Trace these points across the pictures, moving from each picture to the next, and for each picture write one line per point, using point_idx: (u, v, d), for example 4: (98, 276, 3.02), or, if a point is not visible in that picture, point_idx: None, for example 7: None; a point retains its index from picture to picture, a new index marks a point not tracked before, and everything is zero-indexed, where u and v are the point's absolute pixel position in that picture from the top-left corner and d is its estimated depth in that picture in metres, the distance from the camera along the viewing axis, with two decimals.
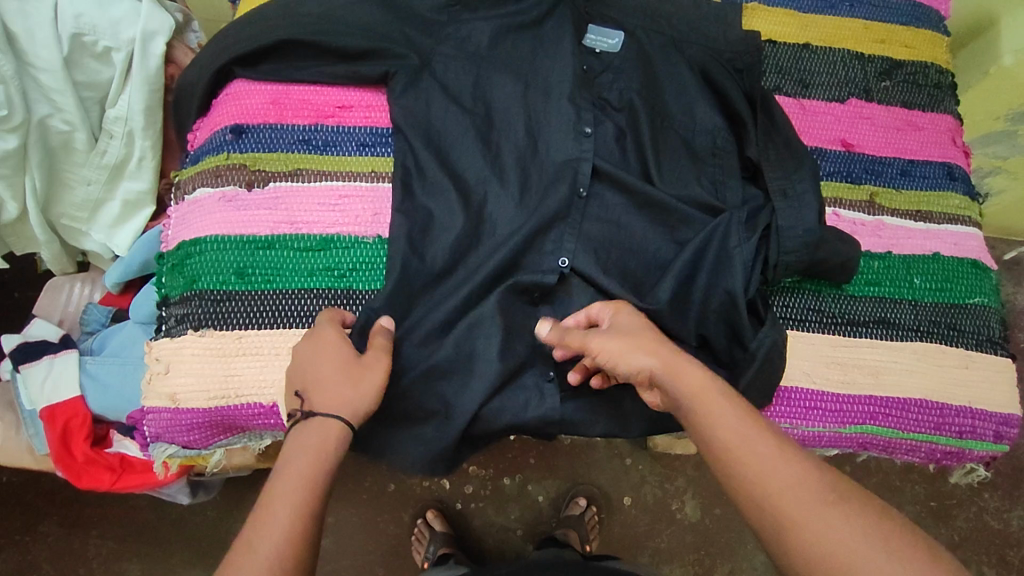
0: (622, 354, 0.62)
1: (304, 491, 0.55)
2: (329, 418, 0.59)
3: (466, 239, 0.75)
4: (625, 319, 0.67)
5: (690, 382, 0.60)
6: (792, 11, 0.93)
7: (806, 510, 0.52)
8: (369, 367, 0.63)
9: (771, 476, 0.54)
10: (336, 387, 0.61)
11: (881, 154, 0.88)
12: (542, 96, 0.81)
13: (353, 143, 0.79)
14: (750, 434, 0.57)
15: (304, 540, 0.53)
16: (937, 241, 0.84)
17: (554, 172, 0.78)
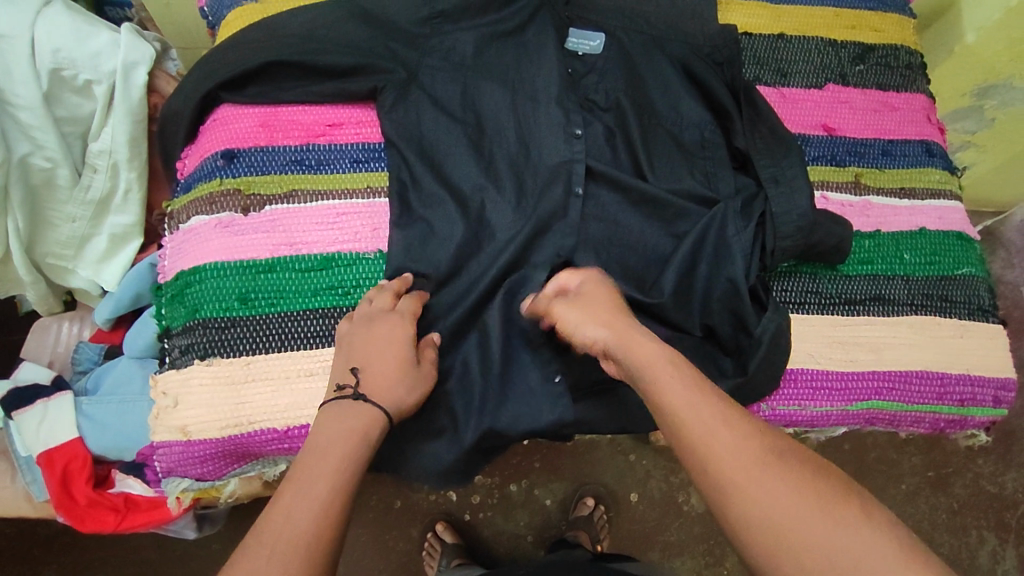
0: (578, 323, 0.65)
1: (340, 478, 0.54)
2: (380, 411, 0.61)
3: (467, 247, 0.75)
4: (593, 287, 0.68)
5: (638, 350, 0.61)
6: (764, 4, 0.96)
7: (748, 476, 0.50)
8: (421, 379, 0.66)
9: (715, 445, 0.52)
10: (404, 386, 0.64)
11: (862, 136, 0.90)
12: (530, 102, 0.83)
13: (346, 160, 0.78)
14: (694, 401, 0.55)
15: (336, 526, 0.52)
16: (923, 217, 0.87)
17: (549, 175, 0.79)
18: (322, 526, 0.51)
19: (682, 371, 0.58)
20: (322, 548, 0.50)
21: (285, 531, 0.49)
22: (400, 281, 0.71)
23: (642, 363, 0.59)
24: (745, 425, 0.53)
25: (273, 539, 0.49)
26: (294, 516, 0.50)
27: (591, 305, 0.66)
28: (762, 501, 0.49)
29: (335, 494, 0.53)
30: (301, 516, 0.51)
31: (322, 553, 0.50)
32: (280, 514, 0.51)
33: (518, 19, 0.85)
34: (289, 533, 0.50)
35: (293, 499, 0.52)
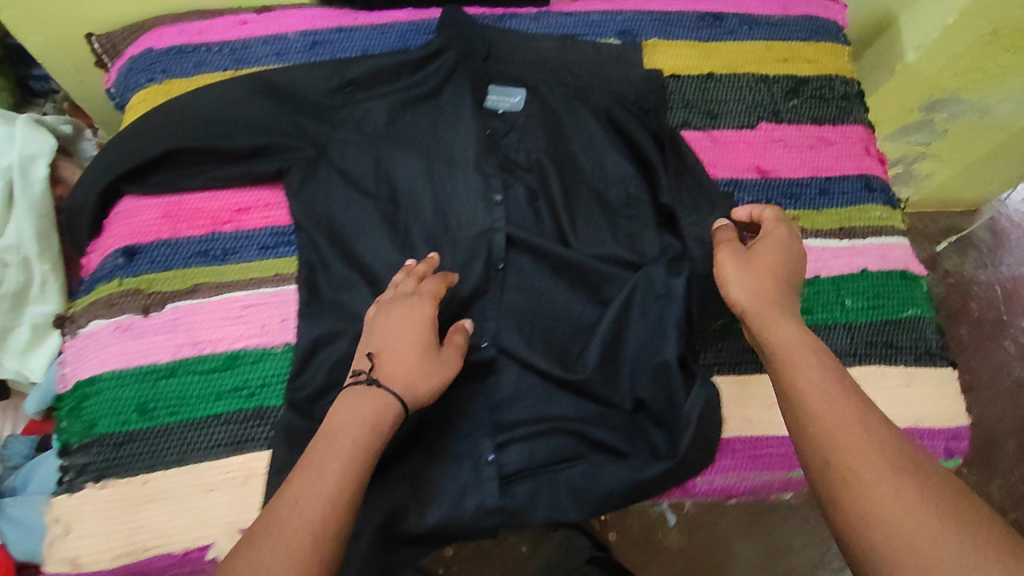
0: (732, 276, 0.66)
1: (349, 474, 0.54)
2: (393, 396, 0.58)
3: None
4: (766, 250, 0.68)
5: (778, 326, 0.62)
6: (693, 43, 0.92)
7: (872, 472, 0.50)
8: (445, 362, 0.63)
9: (841, 436, 0.53)
10: (420, 370, 0.61)
11: (798, 175, 0.87)
12: (447, 169, 0.80)
13: (253, 247, 0.75)
14: (828, 389, 0.56)
15: (340, 526, 0.52)
16: (864, 257, 0.84)
17: (468, 249, 0.76)
18: (329, 524, 0.52)
19: (823, 362, 0.59)
20: (324, 552, 0.51)
21: (295, 520, 0.51)
22: (426, 267, 0.70)
23: (779, 342, 0.61)
24: (878, 427, 0.53)
25: (287, 531, 0.51)
26: (302, 510, 0.51)
27: (758, 264, 0.67)
28: (878, 505, 0.49)
29: (345, 494, 0.53)
30: (314, 513, 0.52)
31: (323, 555, 0.51)
32: (295, 507, 0.52)
33: (433, 82, 0.82)
34: (298, 526, 0.51)
35: (307, 491, 0.53)
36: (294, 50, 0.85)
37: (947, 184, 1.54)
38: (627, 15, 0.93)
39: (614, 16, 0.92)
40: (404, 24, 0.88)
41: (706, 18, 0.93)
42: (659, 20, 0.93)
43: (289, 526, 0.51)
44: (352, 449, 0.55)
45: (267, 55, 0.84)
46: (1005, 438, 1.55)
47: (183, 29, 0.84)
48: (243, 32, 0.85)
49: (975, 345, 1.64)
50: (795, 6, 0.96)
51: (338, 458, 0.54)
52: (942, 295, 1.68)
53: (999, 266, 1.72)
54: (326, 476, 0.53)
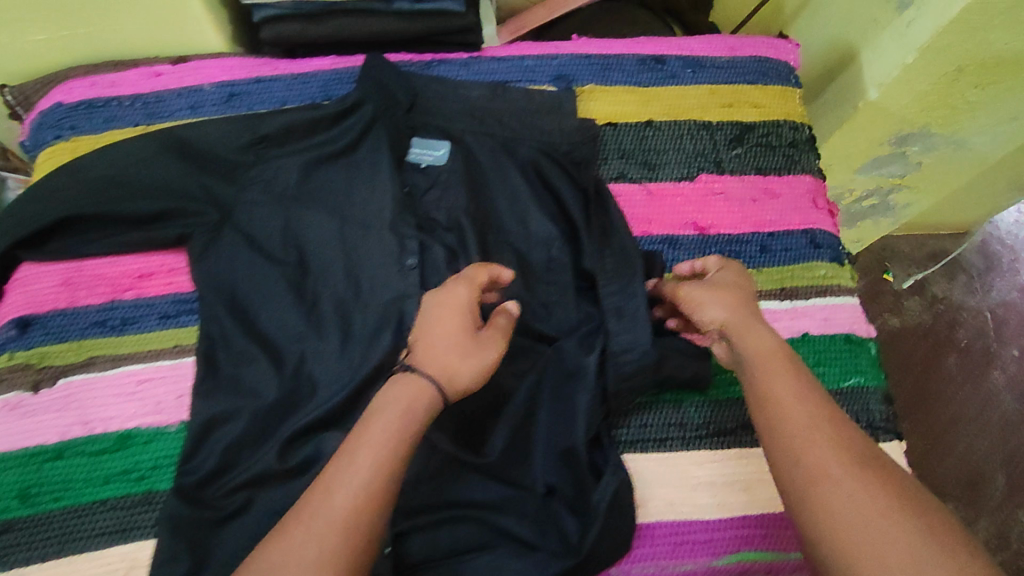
0: (700, 299, 0.67)
1: (384, 472, 0.51)
2: (431, 384, 0.57)
3: (281, 409, 0.69)
4: (728, 269, 0.71)
5: (755, 340, 0.63)
6: (633, 88, 0.87)
7: (843, 470, 0.53)
8: (484, 345, 0.61)
9: (807, 441, 0.55)
10: (462, 363, 0.59)
11: (738, 231, 0.83)
12: (361, 231, 0.76)
13: (154, 316, 0.73)
14: (799, 400, 0.58)
15: (378, 514, 0.50)
16: (806, 320, 0.79)
17: (379, 317, 0.73)
18: (362, 512, 0.49)
19: (796, 373, 0.61)
20: (360, 541, 0.49)
21: (327, 515, 0.49)
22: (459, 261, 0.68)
23: (754, 352, 0.62)
24: (845, 431, 0.56)
25: (319, 519, 0.49)
26: (334, 504, 0.49)
27: (723, 283, 0.68)
28: (848, 501, 0.51)
29: (385, 479, 0.51)
30: (346, 500, 0.49)
31: (357, 542, 0.49)
32: (329, 490, 0.50)
33: (350, 136, 0.78)
34: (331, 513, 0.49)
35: (341, 478, 0.50)
36: (210, 103, 0.81)
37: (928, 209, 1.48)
38: (563, 60, 0.88)
39: (550, 60, 0.88)
40: (327, 73, 0.84)
41: (647, 61, 0.89)
42: (598, 64, 0.88)
43: (321, 520, 0.48)
44: (386, 441, 0.52)
45: (181, 108, 0.81)
46: (994, 473, 1.45)
47: (95, 82, 0.81)
48: (157, 84, 0.81)
49: (964, 375, 1.54)
50: (743, 47, 0.91)
51: (374, 442, 0.52)
52: (930, 321, 1.59)
53: (988, 291, 1.63)
54: (361, 460, 0.51)
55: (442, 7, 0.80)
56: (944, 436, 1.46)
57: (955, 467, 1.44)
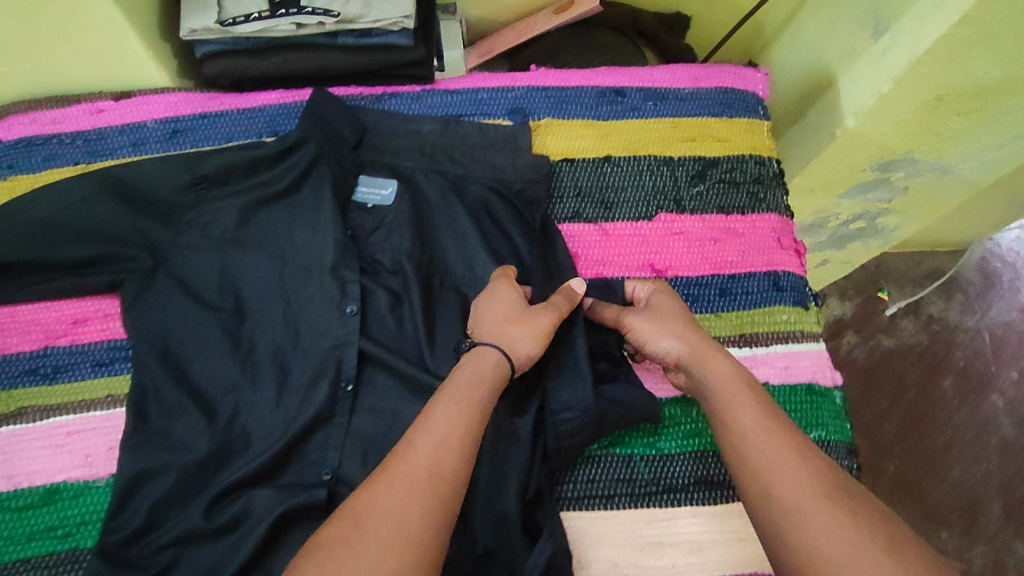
0: (653, 334, 0.68)
1: (423, 500, 0.51)
2: (492, 357, 0.62)
3: (211, 463, 0.67)
4: (674, 297, 0.72)
5: (713, 368, 0.64)
6: (591, 122, 0.84)
7: (812, 498, 0.51)
8: (536, 317, 0.66)
9: (776, 474, 0.54)
10: (520, 329, 0.65)
11: (697, 273, 0.79)
12: (301, 275, 0.74)
13: (88, 364, 0.71)
14: (762, 431, 0.57)
15: (462, 461, 0.54)
16: (764, 369, 0.76)
17: (316, 365, 0.71)
18: (445, 461, 0.54)
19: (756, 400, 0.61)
20: (449, 483, 0.53)
21: (363, 551, 0.48)
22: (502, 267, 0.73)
23: (715, 382, 0.63)
24: (814, 459, 0.55)
25: (404, 469, 0.53)
26: (366, 540, 0.49)
27: (672, 313, 0.70)
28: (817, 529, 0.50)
29: (462, 432, 0.56)
30: (427, 451, 0.54)
31: (441, 487, 0.52)
32: (409, 446, 0.54)
33: (293, 177, 0.76)
34: (414, 462, 0.53)
35: (420, 435, 0.55)
36: (153, 139, 0.79)
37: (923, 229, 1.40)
38: (520, 92, 0.85)
39: (506, 92, 0.85)
40: (274, 107, 0.81)
41: (607, 93, 0.85)
42: (555, 96, 0.85)
43: (354, 556, 0.48)
44: (419, 466, 0.53)
45: (123, 145, 0.79)
46: (990, 501, 1.37)
47: (36, 118, 0.79)
48: (99, 121, 0.79)
49: (960, 401, 1.46)
50: (707, 78, 0.88)
51: (449, 401, 0.58)
52: (925, 342, 1.51)
53: (988, 312, 1.55)
54: (436, 419, 0.56)
55: (389, 40, 0.77)
56: (938, 465, 1.38)
57: (949, 497, 1.36)
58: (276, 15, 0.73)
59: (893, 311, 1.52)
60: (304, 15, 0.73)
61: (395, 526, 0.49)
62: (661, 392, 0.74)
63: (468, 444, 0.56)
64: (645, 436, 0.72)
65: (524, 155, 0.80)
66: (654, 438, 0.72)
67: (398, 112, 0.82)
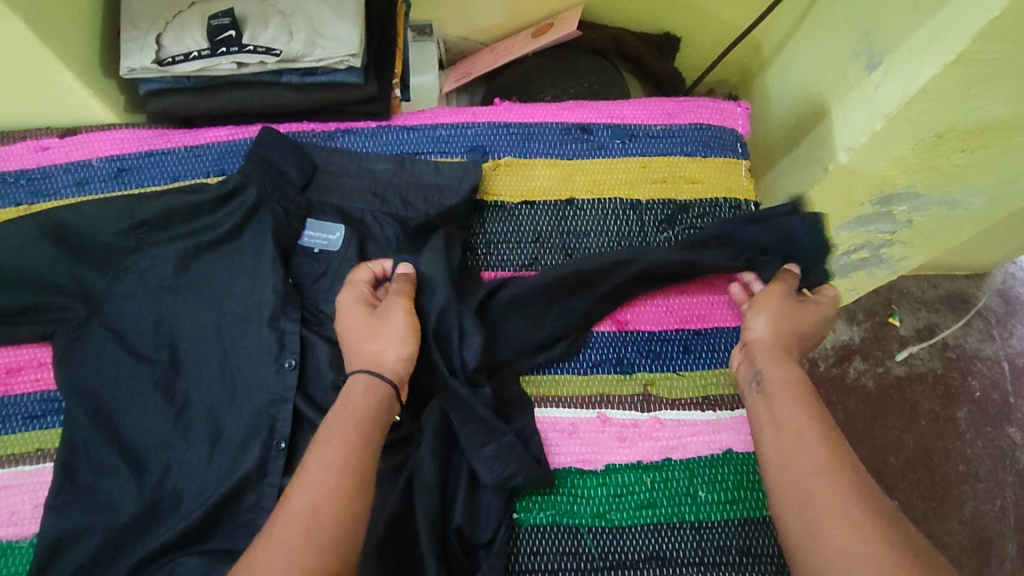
0: (756, 313, 0.66)
1: (309, 558, 0.48)
2: (366, 376, 0.59)
3: (136, 525, 0.64)
4: (807, 314, 0.66)
5: (782, 364, 0.61)
6: (554, 161, 0.80)
7: (836, 506, 0.47)
8: (391, 317, 0.63)
9: (797, 476, 0.50)
10: (378, 340, 0.62)
11: (661, 326, 0.74)
12: (238, 326, 0.71)
13: (19, 416, 0.70)
14: (804, 427, 0.53)
15: (347, 503, 0.51)
16: (729, 434, 0.70)
17: (249, 423, 0.68)
18: (323, 507, 0.50)
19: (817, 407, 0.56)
20: (329, 529, 0.50)
21: None
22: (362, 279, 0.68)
23: (770, 377, 0.59)
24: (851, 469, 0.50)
25: (281, 528, 0.49)
26: None
27: (788, 319, 0.65)
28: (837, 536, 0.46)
29: (339, 472, 0.52)
30: (305, 501, 0.50)
31: (322, 536, 0.49)
32: (285, 502, 0.51)
33: (235, 221, 0.73)
34: (291, 518, 0.50)
35: (295, 489, 0.51)
36: (98, 178, 0.77)
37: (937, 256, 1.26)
38: (480, 128, 0.81)
39: (466, 128, 0.81)
40: (223, 145, 0.79)
41: (573, 130, 0.81)
42: (517, 133, 0.81)
43: None
44: (304, 521, 0.49)
45: (67, 185, 0.77)
46: (1004, 540, 1.24)
47: None
48: (44, 159, 0.77)
49: (975, 433, 1.32)
50: (683, 113, 0.82)
51: (323, 444, 0.54)
52: (940, 369, 1.37)
53: (1009, 339, 1.40)
54: (312, 465, 0.53)
55: (335, 79, 0.74)
56: (950, 501, 1.26)
57: (961, 537, 1.24)
58: (216, 54, 0.70)
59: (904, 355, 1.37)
60: (245, 54, 0.71)
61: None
62: (614, 458, 0.69)
63: (352, 482, 0.52)
64: (596, 505, 0.67)
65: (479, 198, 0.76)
66: (604, 509, 0.67)
67: (349, 150, 0.78)
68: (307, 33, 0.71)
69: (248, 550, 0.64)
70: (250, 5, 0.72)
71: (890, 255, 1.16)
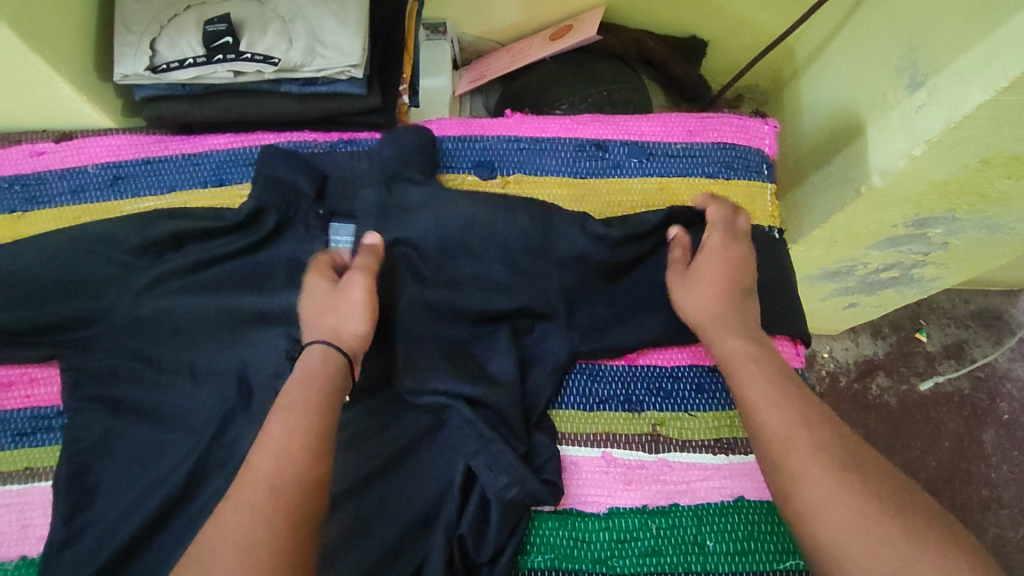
0: (683, 290, 0.62)
1: (280, 524, 0.45)
2: (326, 345, 0.56)
3: (117, 559, 0.60)
4: (720, 254, 0.62)
5: (728, 333, 0.57)
6: (566, 180, 0.75)
7: (820, 468, 0.47)
8: (350, 289, 0.59)
9: (769, 448, 0.50)
10: (338, 312, 0.58)
11: (673, 362, 0.70)
12: (234, 345, 0.67)
13: (10, 432, 0.67)
14: (767, 390, 0.52)
15: (312, 462, 0.49)
16: (742, 480, 0.66)
17: (242, 451, 0.64)
18: (287, 468, 0.48)
19: (773, 365, 0.55)
20: (297, 490, 0.47)
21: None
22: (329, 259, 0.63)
23: (724, 354, 0.57)
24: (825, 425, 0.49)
25: (246, 487, 0.47)
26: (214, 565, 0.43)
27: (712, 266, 0.62)
28: (823, 496, 0.45)
29: (305, 436, 0.50)
30: (267, 463, 0.48)
31: (290, 498, 0.47)
32: (248, 468, 0.48)
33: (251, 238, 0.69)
34: (253, 481, 0.47)
35: (255, 450, 0.49)
36: (93, 186, 0.74)
37: (971, 276, 1.19)
38: (489, 142, 0.76)
39: (474, 142, 0.76)
40: (222, 154, 0.76)
41: (587, 147, 0.76)
42: (529, 149, 0.76)
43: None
44: (267, 480, 0.47)
45: (63, 192, 0.74)
46: None
47: None
48: (39, 164, 0.75)
49: (1001, 456, 1.26)
50: (706, 130, 0.77)
51: (281, 408, 0.51)
52: (967, 389, 1.30)
53: None
54: (272, 429, 0.50)
55: (337, 89, 0.71)
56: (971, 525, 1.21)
57: None
58: (212, 61, 0.67)
59: (930, 384, 1.30)
60: (242, 61, 0.67)
61: (235, 545, 0.44)
62: (618, 501, 0.66)
63: (312, 439, 0.49)
64: (598, 550, 0.64)
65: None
66: (607, 554, 0.64)
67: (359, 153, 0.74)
68: (306, 41, 0.68)
69: None
70: (248, 10, 0.68)
71: (920, 276, 1.10)
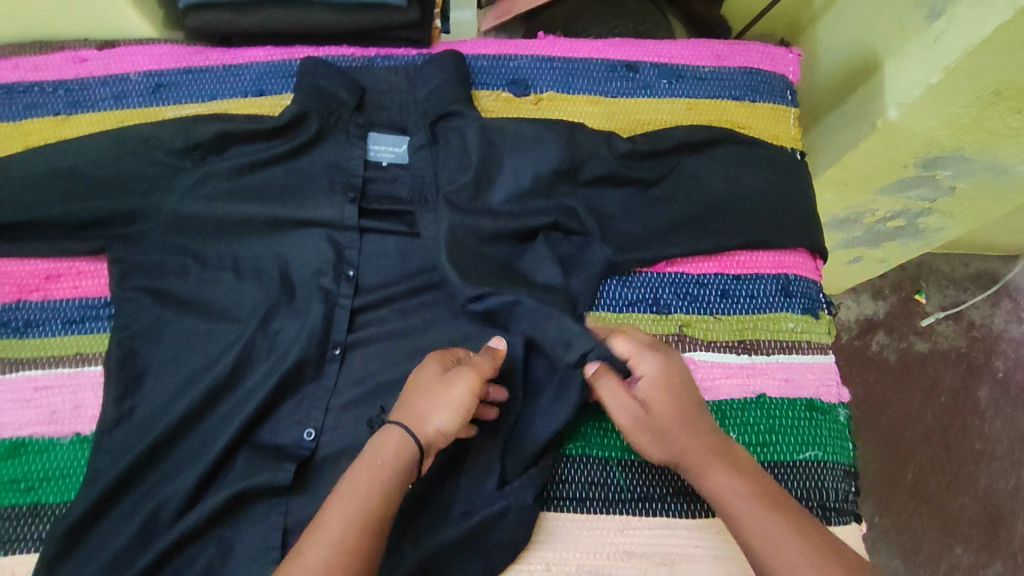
0: (646, 441, 0.58)
1: None
2: (406, 437, 0.55)
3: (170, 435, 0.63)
4: (666, 390, 0.58)
5: (715, 470, 0.56)
6: (597, 98, 0.77)
7: None
8: (451, 382, 0.57)
9: None
10: (431, 401, 0.56)
11: (699, 270, 0.73)
12: (278, 244, 0.70)
13: (59, 321, 0.69)
14: (775, 530, 0.52)
15: (359, 566, 0.50)
16: (763, 379, 0.70)
17: (288, 341, 0.67)
18: (336, 569, 0.49)
19: (762, 492, 0.55)
20: None
21: None
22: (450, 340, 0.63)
23: (717, 494, 0.55)
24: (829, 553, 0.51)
25: None
26: None
27: (666, 409, 0.58)
28: None
29: (360, 536, 0.51)
30: (315, 563, 0.49)
31: None
32: (299, 557, 0.50)
33: (295, 142, 0.71)
34: (300, 573, 0.49)
35: (312, 538, 0.51)
36: (135, 93, 0.76)
37: (972, 231, 1.23)
38: (523, 61, 0.79)
39: (508, 61, 0.79)
40: (262, 65, 0.77)
41: (618, 68, 0.79)
42: (561, 69, 0.78)
43: None
44: None
45: (105, 98, 0.76)
46: (1016, 517, 1.23)
47: (17, 64, 0.76)
48: (82, 70, 0.77)
49: (994, 411, 1.30)
50: (732, 56, 0.80)
51: (344, 498, 0.52)
52: (964, 347, 1.35)
53: None
54: (330, 520, 0.51)
55: None
56: (963, 472, 1.25)
57: (970, 510, 1.23)
58: None
59: (932, 320, 1.35)
60: None
61: None
62: None
63: (365, 544, 0.51)
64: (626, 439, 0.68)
65: (538, 126, 0.71)
66: None
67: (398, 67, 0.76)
68: None
69: (290, 456, 0.64)
70: None
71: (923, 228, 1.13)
